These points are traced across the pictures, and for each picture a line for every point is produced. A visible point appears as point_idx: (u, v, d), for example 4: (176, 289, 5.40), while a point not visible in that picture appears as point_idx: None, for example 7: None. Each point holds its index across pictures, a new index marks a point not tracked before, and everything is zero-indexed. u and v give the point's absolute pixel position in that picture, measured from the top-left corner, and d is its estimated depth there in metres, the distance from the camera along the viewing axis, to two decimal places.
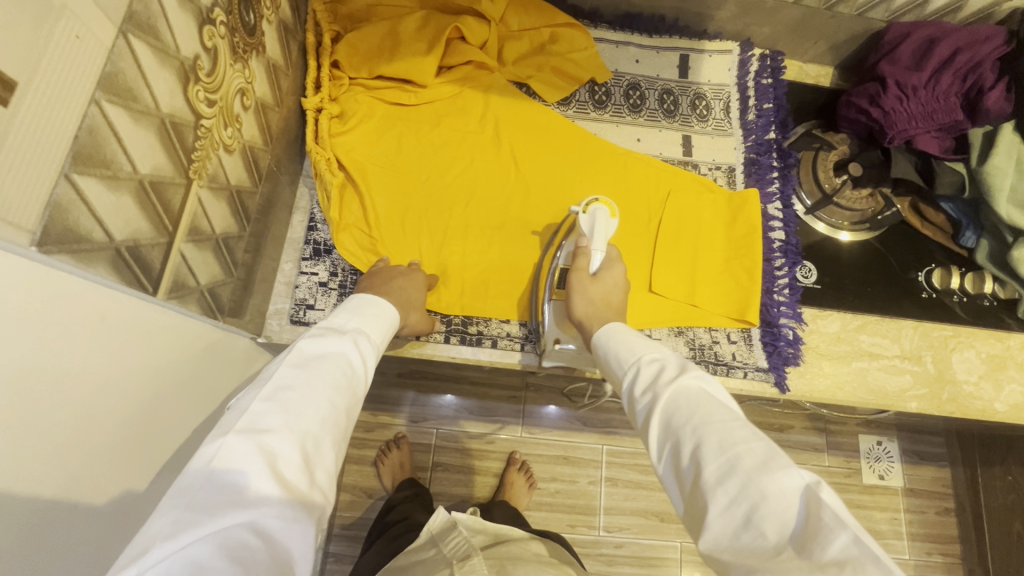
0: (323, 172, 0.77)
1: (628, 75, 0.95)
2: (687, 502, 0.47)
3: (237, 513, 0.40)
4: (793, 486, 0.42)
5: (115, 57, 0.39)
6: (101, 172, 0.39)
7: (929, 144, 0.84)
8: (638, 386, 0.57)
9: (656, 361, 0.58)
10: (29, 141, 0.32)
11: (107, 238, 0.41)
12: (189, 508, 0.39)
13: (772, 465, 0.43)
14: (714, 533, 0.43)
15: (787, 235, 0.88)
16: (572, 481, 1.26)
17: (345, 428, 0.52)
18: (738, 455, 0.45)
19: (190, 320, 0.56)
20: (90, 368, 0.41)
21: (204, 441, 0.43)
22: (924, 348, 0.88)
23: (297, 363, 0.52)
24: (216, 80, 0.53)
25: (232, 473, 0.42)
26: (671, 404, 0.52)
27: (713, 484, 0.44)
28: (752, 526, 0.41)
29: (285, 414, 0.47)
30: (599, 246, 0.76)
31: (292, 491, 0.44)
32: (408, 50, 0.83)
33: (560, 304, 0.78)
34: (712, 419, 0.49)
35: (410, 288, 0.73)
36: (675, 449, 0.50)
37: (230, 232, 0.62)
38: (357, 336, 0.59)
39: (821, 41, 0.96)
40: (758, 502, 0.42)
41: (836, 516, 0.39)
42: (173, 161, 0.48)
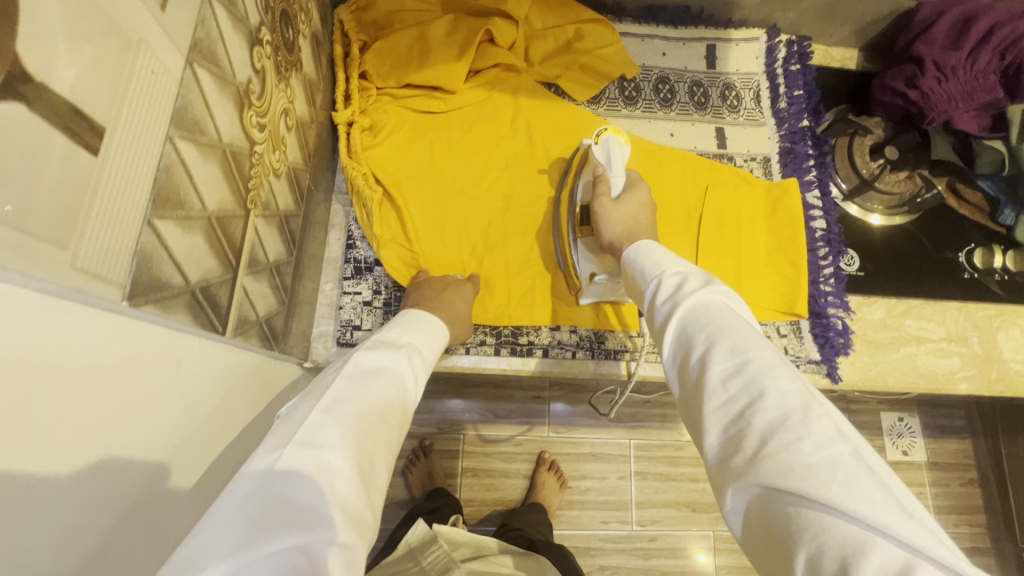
0: (362, 188, 0.75)
1: (656, 68, 0.93)
2: (688, 403, 0.45)
3: (292, 534, 0.34)
4: (797, 392, 0.39)
5: (184, 89, 0.37)
6: (177, 214, 0.37)
7: (967, 123, 0.84)
8: (660, 296, 0.53)
9: (679, 274, 0.53)
10: (117, 189, 0.30)
11: (184, 282, 0.38)
12: (245, 523, 0.34)
13: (781, 373, 0.40)
14: (708, 429, 0.41)
15: (829, 224, 0.87)
16: (602, 477, 1.25)
17: (394, 448, 0.48)
18: (748, 360, 0.42)
19: (250, 357, 0.53)
20: (169, 422, 0.39)
21: (258, 456, 0.39)
22: (970, 329, 0.88)
23: (353, 375, 0.49)
24: (265, 103, 0.51)
25: (288, 488, 0.37)
26: (687, 313, 0.49)
27: (716, 384, 0.42)
28: (747, 423, 0.39)
29: (345, 427, 0.43)
30: (618, 172, 0.74)
31: (352, 511, 0.39)
32: (437, 56, 0.80)
33: (588, 239, 0.75)
34: (727, 327, 0.45)
35: (456, 301, 0.71)
36: (684, 353, 0.47)
37: (281, 258, 0.60)
38: (411, 351, 0.57)
39: (847, 24, 0.94)
40: (759, 402, 0.39)
41: (837, 425, 0.36)
42: (234, 191, 0.45)
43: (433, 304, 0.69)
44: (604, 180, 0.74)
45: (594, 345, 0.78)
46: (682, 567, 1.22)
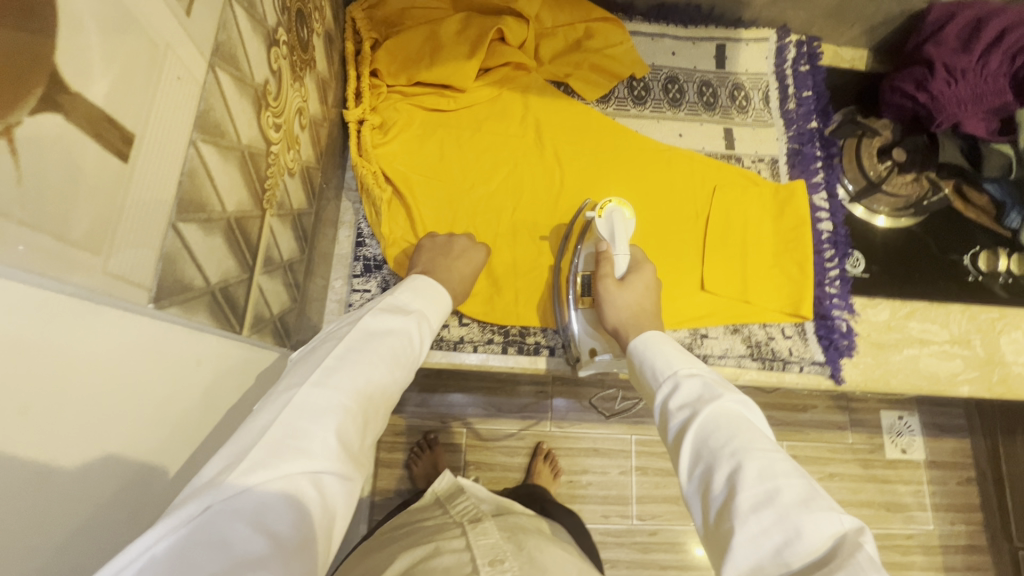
0: (372, 187, 0.75)
1: (665, 68, 0.93)
2: (712, 532, 0.43)
3: (302, 462, 0.39)
4: (830, 530, 0.39)
5: (206, 94, 0.37)
6: (199, 217, 0.37)
7: (976, 127, 0.83)
8: (674, 400, 0.53)
9: (695, 376, 0.54)
10: (145, 193, 0.31)
11: (205, 283, 0.39)
12: (264, 446, 0.38)
13: (813, 505, 0.40)
14: (738, 561, 0.39)
15: (835, 226, 0.87)
16: (603, 472, 1.26)
17: (393, 397, 0.51)
18: (777, 487, 0.41)
19: (268, 350, 0.54)
20: (183, 418, 0.39)
21: (281, 391, 0.43)
22: (973, 331, 0.88)
23: (367, 332, 0.51)
24: (281, 104, 0.51)
25: (303, 421, 0.41)
26: (708, 422, 0.48)
27: (746, 512, 0.41)
28: (782, 559, 0.38)
29: (352, 377, 0.46)
30: (621, 252, 0.74)
31: (349, 448, 0.42)
32: (448, 54, 0.80)
33: (589, 311, 0.75)
34: (753, 444, 0.45)
35: (465, 269, 0.72)
36: (705, 472, 0.46)
37: (294, 257, 0.60)
38: (421, 317, 0.59)
39: (857, 25, 0.94)
40: (792, 538, 0.38)
41: (872, 560, 0.36)
42: (251, 192, 0.46)
43: (440, 272, 0.70)
44: (608, 258, 0.74)
45: None
46: (681, 561, 1.23)
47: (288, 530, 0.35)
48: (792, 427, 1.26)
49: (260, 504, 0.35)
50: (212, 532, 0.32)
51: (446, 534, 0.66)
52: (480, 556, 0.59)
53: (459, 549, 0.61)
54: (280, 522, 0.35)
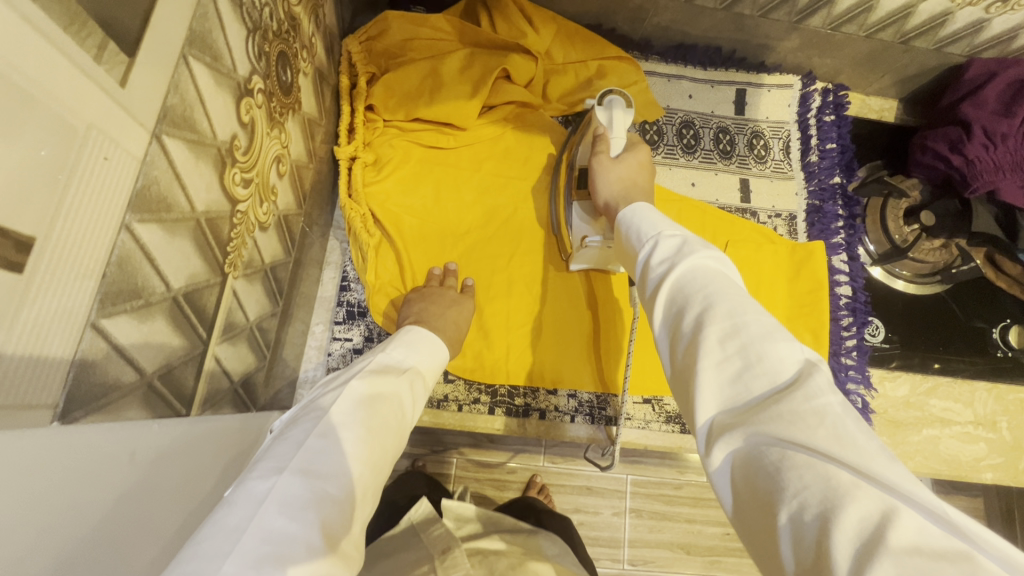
0: (359, 232, 0.71)
1: (681, 111, 0.88)
2: (676, 371, 0.39)
3: (281, 569, 0.32)
4: (794, 357, 0.35)
5: (148, 166, 0.32)
6: (132, 304, 0.33)
7: (1015, 196, 0.77)
8: (656, 257, 0.46)
9: (678, 237, 0.47)
10: (49, 303, 0.26)
11: (138, 375, 0.34)
12: (236, 558, 0.31)
13: (777, 335, 0.36)
14: (701, 393, 0.35)
15: (854, 291, 0.82)
16: (595, 512, 1.20)
17: (384, 477, 0.45)
18: (746, 321, 0.37)
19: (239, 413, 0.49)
20: None
21: (253, 481, 0.36)
22: (999, 413, 0.82)
23: (357, 398, 0.46)
24: (253, 156, 0.47)
25: (282, 518, 0.34)
26: (687, 273, 0.43)
27: (711, 343, 0.37)
28: (742, 383, 0.34)
29: (340, 455, 0.40)
30: (619, 136, 0.69)
31: (336, 546, 0.36)
32: (450, 92, 0.76)
33: (585, 202, 0.70)
34: (726, 288, 0.40)
35: (461, 320, 0.68)
36: (675, 314, 0.41)
37: (264, 313, 0.55)
38: (414, 377, 0.54)
39: (889, 75, 0.89)
40: (755, 364, 0.34)
41: (831, 383, 0.32)
42: (208, 261, 0.41)
43: (434, 319, 0.65)
44: (603, 140, 0.69)
45: (594, 410, 0.74)
46: None
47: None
48: None
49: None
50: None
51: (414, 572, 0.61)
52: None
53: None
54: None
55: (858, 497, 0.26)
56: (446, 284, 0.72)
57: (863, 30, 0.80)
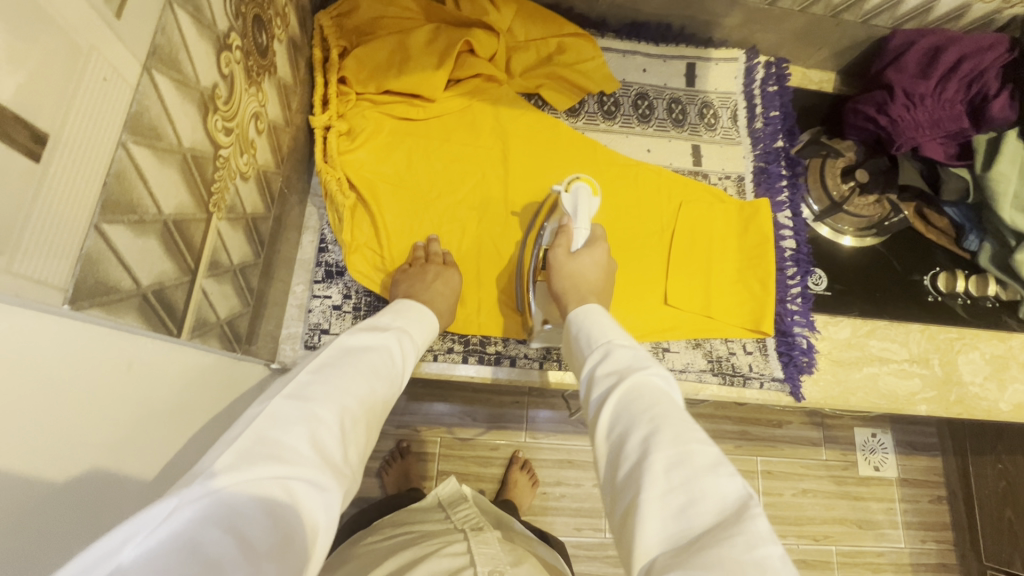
0: (335, 194, 0.75)
1: (635, 84, 0.94)
2: (620, 502, 0.43)
3: (275, 467, 0.38)
4: (732, 493, 0.40)
5: (140, 95, 0.37)
6: (128, 218, 0.37)
7: (934, 150, 0.86)
8: (603, 366, 0.54)
9: (626, 347, 0.55)
10: (61, 205, 0.31)
11: (134, 284, 0.39)
12: (234, 452, 0.38)
13: (720, 469, 0.41)
14: (645, 528, 0.39)
15: (798, 244, 0.89)
16: (577, 484, 1.25)
17: (377, 415, 0.50)
18: (690, 450, 0.42)
19: (213, 396, 0.54)
20: (114, 413, 0.38)
21: (253, 404, 0.42)
22: (931, 351, 0.90)
23: (344, 350, 0.52)
24: (233, 108, 0.51)
25: (277, 430, 0.40)
26: (632, 389, 0.49)
27: (657, 474, 0.42)
28: (684, 518, 0.39)
29: (328, 388, 0.46)
30: (581, 225, 0.75)
31: (328, 459, 0.41)
32: (417, 64, 0.81)
33: (544, 284, 0.75)
34: (670, 413, 0.46)
35: (444, 291, 0.73)
36: (622, 438, 0.46)
37: (246, 260, 0.59)
38: (400, 334, 0.59)
39: (825, 48, 0.97)
40: (697, 499, 0.39)
41: (771, 529, 0.36)
42: (195, 196, 0.46)
43: (419, 292, 0.70)
44: (567, 232, 0.74)
45: (561, 357, 0.79)
46: None
47: (261, 537, 0.33)
48: (766, 443, 1.26)
49: (231, 509, 0.34)
50: (179, 535, 0.31)
51: (446, 540, 0.70)
52: (480, 562, 0.61)
53: (459, 553, 0.64)
54: (254, 527, 0.34)
55: None
56: (431, 256, 0.77)
57: (796, 4, 0.88)
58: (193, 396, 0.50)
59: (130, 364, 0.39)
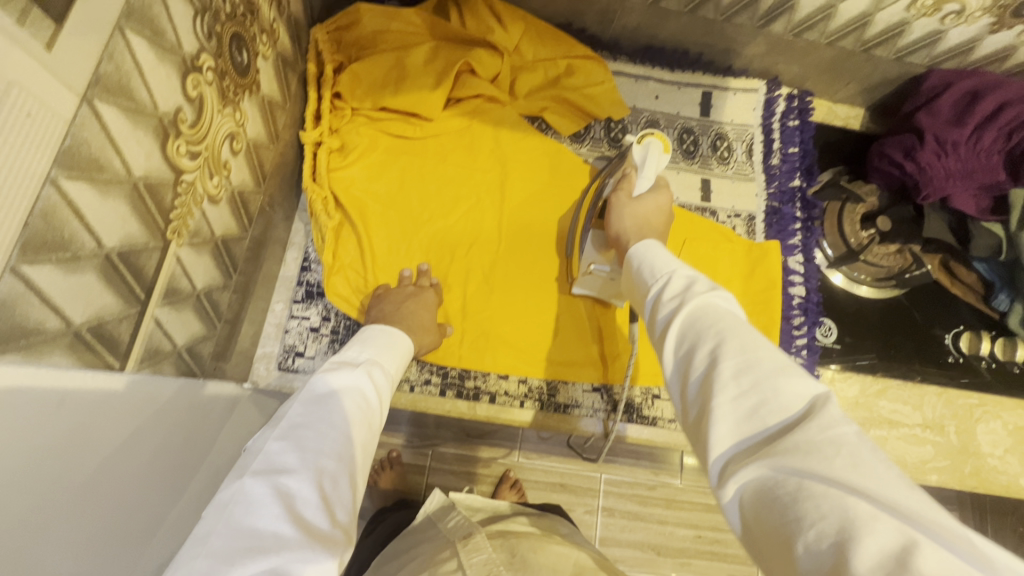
0: (319, 213, 0.74)
1: (646, 111, 0.90)
2: (690, 408, 0.39)
3: (258, 560, 0.35)
4: (808, 390, 0.36)
5: (77, 128, 0.35)
6: (59, 256, 0.35)
7: (965, 203, 0.79)
8: (666, 293, 0.48)
9: (688, 275, 0.48)
10: None
11: (63, 324, 0.37)
12: (207, 556, 0.35)
13: (792, 369, 0.37)
14: (717, 428, 0.36)
15: (808, 291, 0.83)
16: (568, 508, 1.21)
17: (363, 459, 0.47)
18: (759, 356, 0.38)
19: (176, 440, 0.50)
20: (62, 455, 0.35)
21: (219, 490, 0.40)
22: (948, 417, 0.83)
23: (313, 400, 0.48)
24: (201, 130, 0.49)
25: (249, 516, 0.38)
26: (697, 309, 0.43)
27: (727, 379, 0.37)
28: (758, 418, 0.35)
29: (301, 451, 0.43)
30: (646, 177, 0.68)
31: (314, 531, 0.39)
32: (414, 83, 0.78)
33: (600, 232, 0.71)
34: (736, 323, 0.41)
35: (419, 310, 0.70)
36: (687, 352, 0.41)
37: (213, 283, 0.58)
38: (371, 367, 0.56)
39: (853, 82, 0.91)
40: (771, 399, 0.35)
41: (845, 413, 0.34)
42: (148, 226, 0.44)
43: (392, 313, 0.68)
44: (629, 179, 0.68)
45: (544, 397, 0.76)
46: None
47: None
48: None
49: None
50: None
51: (442, 553, 0.68)
52: (474, 572, 0.61)
53: (453, 568, 0.63)
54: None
55: (875, 534, 0.27)
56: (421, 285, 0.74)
57: (824, 37, 0.82)
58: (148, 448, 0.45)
59: (60, 407, 0.36)
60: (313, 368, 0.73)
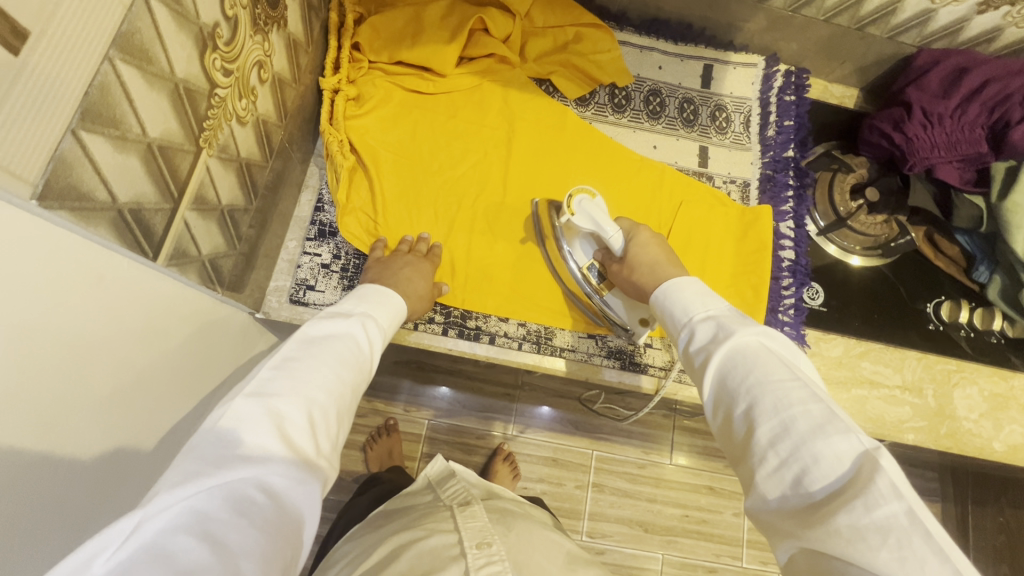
0: (335, 154, 0.78)
1: (650, 80, 0.94)
2: (740, 471, 0.46)
3: (244, 470, 0.40)
4: (850, 450, 0.40)
5: (133, 16, 0.38)
6: (110, 132, 0.39)
7: (949, 174, 0.84)
8: (693, 345, 0.54)
9: (712, 321, 0.54)
10: (31, 110, 0.32)
11: (109, 198, 0.40)
12: (197, 460, 0.39)
13: (830, 429, 0.41)
14: (765, 496, 0.42)
15: (797, 255, 0.87)
16: (558, 483, 1.24)
17: (349, 400, 0.52)
18: (795, 418, 0.43)
19: (183, 343, 0.54)
20: (95, 309, 0.41)
21: (215, 406, 0.44)
22: (926, 380, 0.87)
23: (306, 342, 0.52)
24: (235, 50, 0.53)
25: (239, 431, 0.42)
26: (728, 365, 0.50)
27: (766, 448, 0.43)
28: (802, 489, 0.40)
29: (291, 381, 0.47)
30: (611, 231, 0.71)
31: (298, 453, 0.43)
32: (429, 38, 0.83)
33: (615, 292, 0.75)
34: (769, 379, 0.46)
35: (415, 278, 0.72)
36: (730, 415, 0.48)
37: (236, 203, 0.61)
38: (366, 317, 0.60)
39: (848, 62, 0.95)
40: (811, 467, 0.40)
41: (890, 484, 0.37)
42: (185, 127, 0.48)
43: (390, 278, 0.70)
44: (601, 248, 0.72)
45: (541, 340, 0.79)
46: None
47: (239, 541, 0.36)
48: None
49: (204, 510, 0.36)
50: (148, 549, 0.33)
51: (437, 516, 0.71)
52: (468, 538, 0.64)
53: (448, 530, 0.66)
54: (229, 532, 0.36)
55: None
56: (415, 249, 0.78)
57: (821, 14, 0.87)
58: (160, 359, 0.51)
59: (100, 283, 0.41)
60: (323, 302, 0.76)
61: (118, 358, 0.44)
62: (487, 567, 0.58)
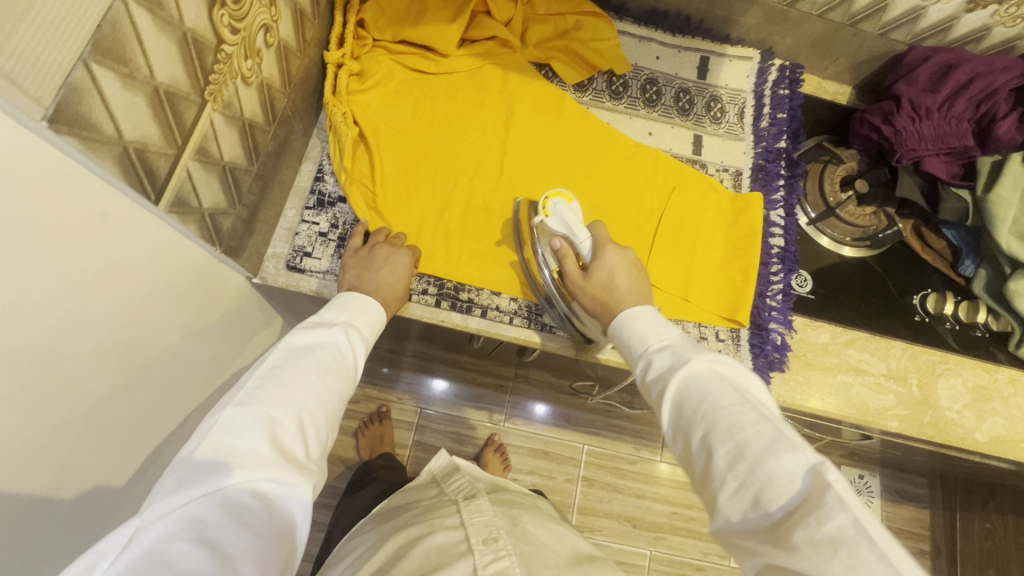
0: (337, 125, 0.79)
1: (647, 70, 0.96)
2: (702, 496, 0.46)
3: (237, 476, 0.41)
4: (800, 466, 0.40)
5: None
6: (119, 69, 0.40)
7: (936, 166, 0.86)
8: (648, 374, 0.54)
9: (665, 349, 0.55)
10: (43, 32, 0.34)
11: (116, 133, 0.42)
12: (190, 467, 0.40)
13: (778, 447, 0.41)
14: (729, 521, 0.42)
15: (786, 242, 0.89)
16: (549, 476, 1.24)
17: (337, 407, 0.53)
18: (747, 439, 0.43)
19: (178, 291, 0.56)
20: (93, 238, 0.42)
21: (205, 415, 0.45)
22: (911, 370, 0.87)
23: (292, 351, 0.53)
24: (242, 10, 0.55)
25: (229, 437, 0.43)
26: (682, 390, 0.50)
27: (724, 471, 0.43)
28: (760, 509, 0.40)
29: (279, 390, 0.48)
30: (582, 237, 0.73)
31: (289, 457, 0.45)
32: (432, 18, 0.85)
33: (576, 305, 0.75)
34: (720, 403, 0.47)
35: (393, 278, 0.71)
36: (689, 440, 0.48)
37: (237, 161, 0.63)
38: (348, 327, 0.60)
39: (842, 59, 0.97)
40: (765, 487, 0.40)
41: (840, 497, 0.37)
42: (190, 77, 0.49)
43: (367, 283, 0.69)
44: (569, 253, 0.72)
45: (532, 315, 0.81)
46: None
47: (235, 546, 0.37)
48: None
49: (199, 517, 0.38)
50: (147, 559, 0.35)
51: (441, 512, 0.70)
52: (474, 534, 0.62)
53: (454, 526, 0.64)
54: (225, 537, 0.37)
55: None
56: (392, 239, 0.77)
57: (815, 9, 0.89)
58: (156, 303, 0.52)
59: (102, 220, 0.43)
60: (320, 268, 0.77)
61: (117, 290, 0.46)
62: (494, 564, 0.57)
